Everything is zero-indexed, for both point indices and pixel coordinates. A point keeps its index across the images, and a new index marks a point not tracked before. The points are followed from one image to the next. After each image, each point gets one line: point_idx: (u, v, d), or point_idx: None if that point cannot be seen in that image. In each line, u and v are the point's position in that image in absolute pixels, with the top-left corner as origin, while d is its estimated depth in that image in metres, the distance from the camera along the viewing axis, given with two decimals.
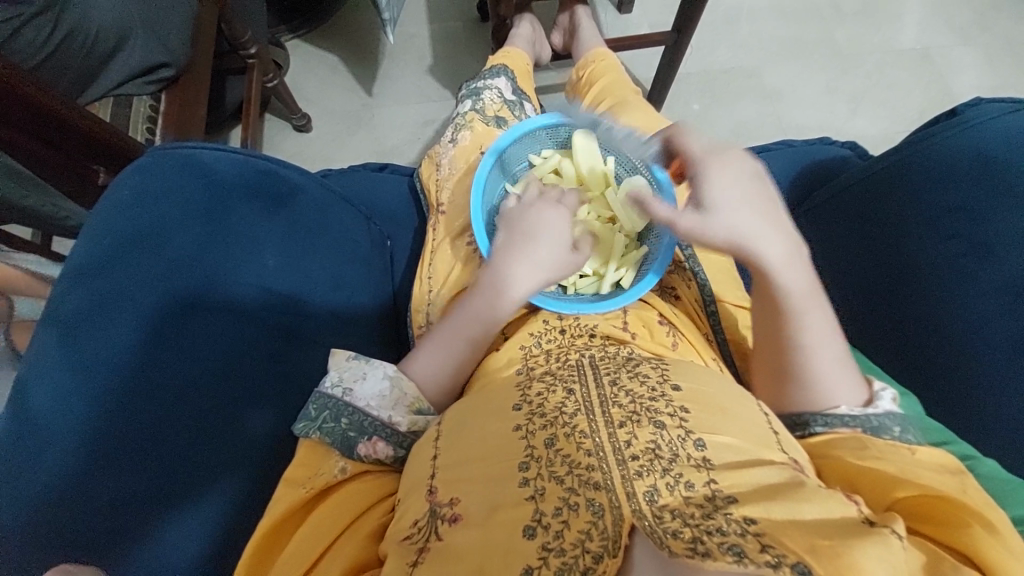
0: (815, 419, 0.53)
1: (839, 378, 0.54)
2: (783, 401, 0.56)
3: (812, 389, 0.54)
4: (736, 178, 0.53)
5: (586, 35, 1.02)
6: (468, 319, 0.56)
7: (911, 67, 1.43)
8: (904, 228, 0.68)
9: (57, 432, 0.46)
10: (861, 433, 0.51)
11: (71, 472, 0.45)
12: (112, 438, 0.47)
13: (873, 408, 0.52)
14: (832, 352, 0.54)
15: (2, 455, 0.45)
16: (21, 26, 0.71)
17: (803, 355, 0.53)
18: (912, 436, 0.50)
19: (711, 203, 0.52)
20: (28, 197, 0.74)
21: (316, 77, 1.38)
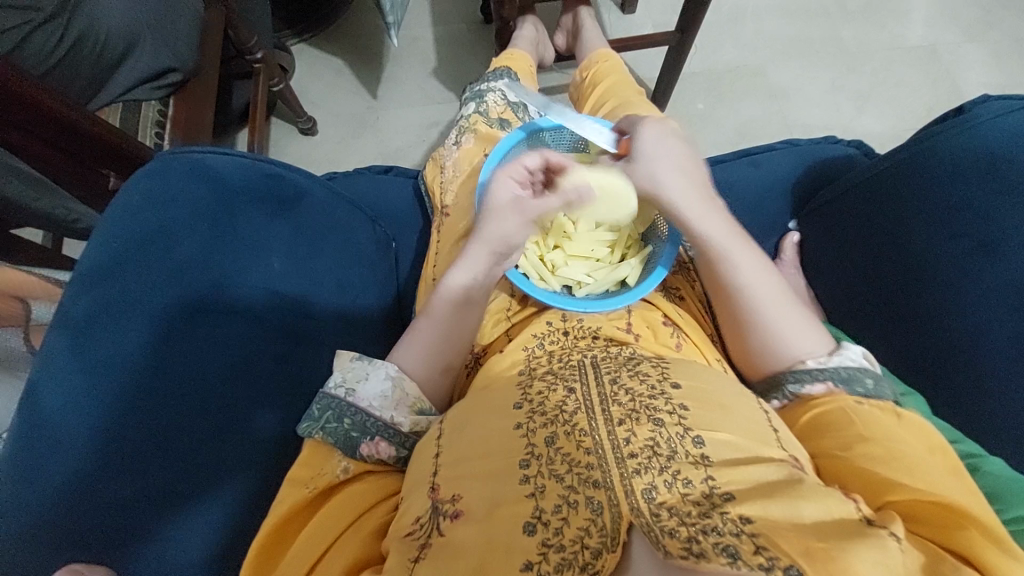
0: (788, 376, 0.54)
1: (793, 329, 0.55)
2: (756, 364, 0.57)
3: (767, 340, 0.56)
4: (651, 135, 0.61)
5: (589, 36, 1.03)
6: (449, 302, 0.58)
7: (919, 64, 1.42)
8: (910, 228, 0.68)
9: (68, 432, 0.47)
10: (836, 389, 0.52)
11: (82, 472, 0.46)
12: (122, 438, 0.48)
13: (838, 358, 0.53)
14: (781, 307, 0.56)
15: (15, 457, 0.46)
16: (32, 32, 0.73)
17: (749, 304, 0.56)
18: (884, 388, 0.52)
19: (637, 148, 0.61)
20: (38, 201, 0.73)
21: (321, 80, 1.39)
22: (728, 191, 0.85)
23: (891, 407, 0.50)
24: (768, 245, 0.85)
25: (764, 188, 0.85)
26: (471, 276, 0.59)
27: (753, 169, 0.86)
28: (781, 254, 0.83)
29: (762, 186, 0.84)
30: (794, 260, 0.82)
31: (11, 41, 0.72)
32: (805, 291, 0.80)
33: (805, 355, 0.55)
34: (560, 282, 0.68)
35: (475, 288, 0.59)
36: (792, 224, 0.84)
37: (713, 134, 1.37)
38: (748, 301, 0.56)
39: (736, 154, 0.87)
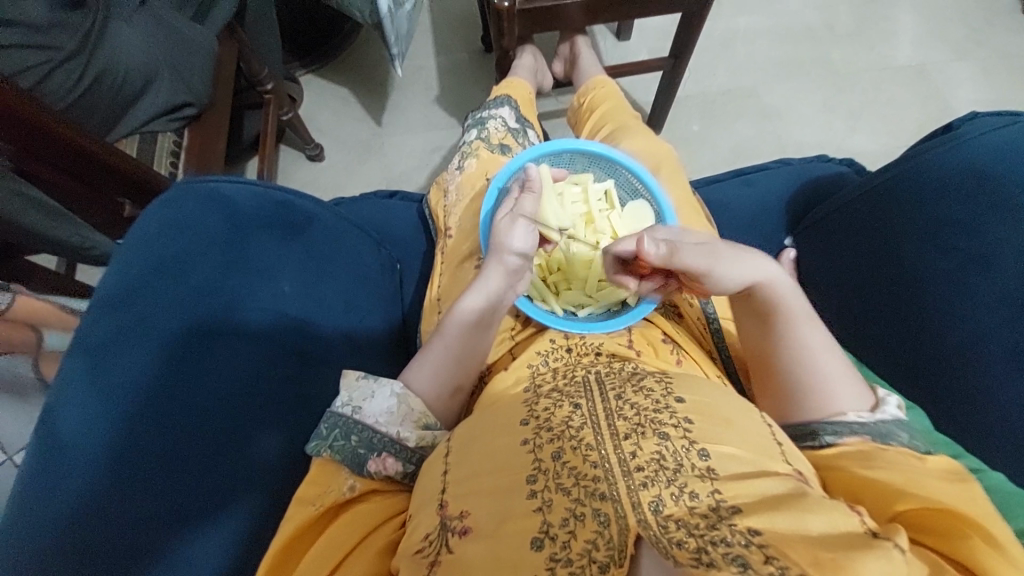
0: (824, 428, 0.53)
1: (843, 374, 0.56)
2: (805, 414, 0.55)
3: (824, 393, 0.55)
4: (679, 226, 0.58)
5: (587, 63, 1.07)
6: (464, 321, 0.58)
7: (908, 83, 1.46)
8: (899, 242, 0.70)
9: (80, 457, 0.48)
10: (870, 442, 0.52)
11: (91, 497, 0.46)
12: (133, 463, 0.48)
13: (879, 415, 0.53)
14: (828, 357, 0.56)
15: (30, 478, 0.47)
16: (52, 71, 0.75)
17: (801, 367, 0.56)
18: (920, 444, 0.52)
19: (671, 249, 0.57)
20: (57, 228, 0.77)
21: (328, 108, 1.44)
22: (724, 209, 0.88)
23: (920, 454, 0.50)
24: None
25: (759, 206, 0.87)
26: (483, 299, 0.59)
27: (748, 189, 0.88)
28: (779, 269, 0.84)
29: (756, 205, 0.87)
30: (792, 276, 0.83)
31: (34, 75, 0.74)
32: None
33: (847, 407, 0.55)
34: (563, 306, 0.67)
35: (487, 312, 0.59)
36: (787, 241, 0.86)
37: (709, 154, 1.41)
38: (802, 362, 0.56)
39: (732, 174, 0.90)
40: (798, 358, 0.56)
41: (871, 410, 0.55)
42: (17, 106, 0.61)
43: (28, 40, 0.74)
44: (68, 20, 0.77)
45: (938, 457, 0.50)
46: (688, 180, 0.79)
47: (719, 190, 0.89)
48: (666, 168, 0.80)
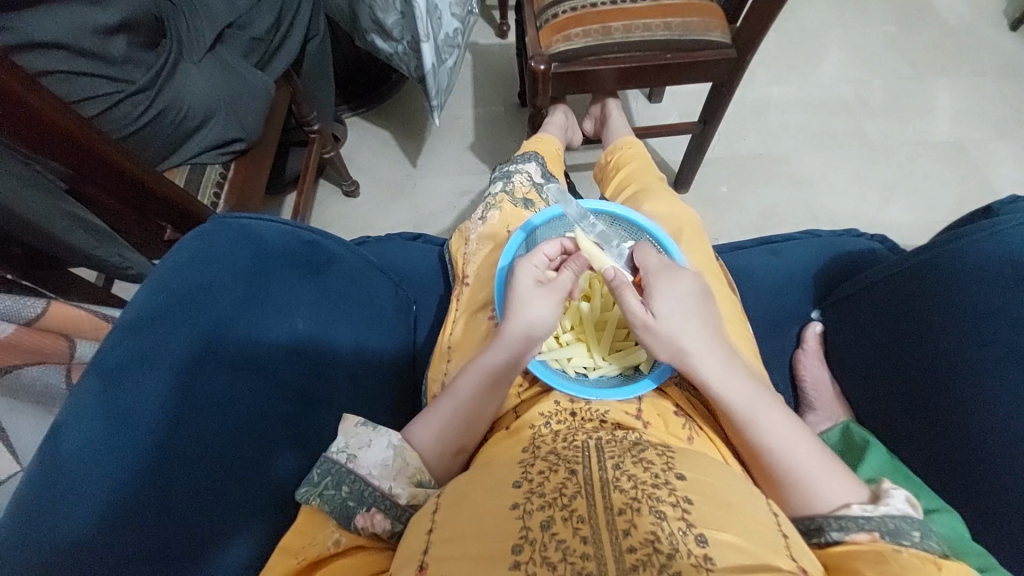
0: (830, 522, 0.50)
1: (831, 471, 0.53)
2: (786, 503, 0.54)
3: (805, 485, 0.52)
4: (677, 291, 0.59)
5: (615, 124, 1.10)
6: (477, 379, 0.57)
7: (945, 160, 1.45)
8: (936, 329, 0.66)
9: (86, 488, 0.45)
10: (881, 539, 0.49)
11: (90, 533, 0.44)
12: (138, 499, 0.46)
13: (883, 508, 0.50)
14: (807, 450, 0.54)
15: (18, 508, 0.44)
16: (119, 103, 0.80)
17: (777, 455, 0.54)
18: (934, 544, 0.48)
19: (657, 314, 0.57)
20: (98, 247, 0.78)
21: (368, 149, 1.52)
22: (748, 276, 0.86)
23: (934, 557, 0.47)
24: (789, 334, 0.84)
25: (784, 276, 0.85)
26: (504, 357, 0.58)
27: (774, 258, 0.87)
28: (804, 343, 0.82)
29: (782, 275, 0.85)
30: (817, 350, 0.81)
31: (100, 105, 0.79)
32: (830, 385, 0.77)
33: (851, 498, 0.52)
34: (575, 367, 0.66)
35: (510, 372, 0.58)
36: (815, 313, 0.84)
37: (736, 216, 1.41)
38: (778, 451, 0.54)
39: (757, 242, 0.90)
40: (774, 446, 0.54)
41: (871, 502, 0.52)
42: (74, 129, 0.66)
43: (103, 72, 0.79)
44: (139, 57, 0.82)
45: (955, 561, 0.47)
46: (710, 245, 0.79)
47: (742, 257, 0.88)
48: (688, 233, 0.79)
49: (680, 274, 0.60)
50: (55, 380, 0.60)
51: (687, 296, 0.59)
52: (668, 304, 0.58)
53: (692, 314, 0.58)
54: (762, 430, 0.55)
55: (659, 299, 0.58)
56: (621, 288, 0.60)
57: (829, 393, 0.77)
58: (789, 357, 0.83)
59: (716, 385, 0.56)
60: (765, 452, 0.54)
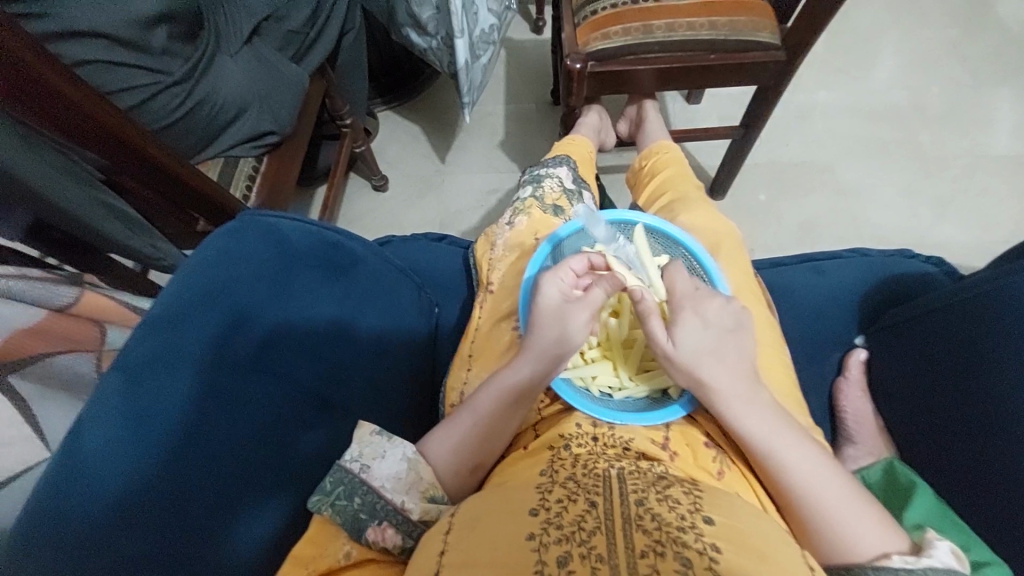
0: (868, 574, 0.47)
1: (870, 521, 0.50)
2: (816, 549, 0.50)
3: (834, 531, 0.49)
4: (706, 321, 0.55)
5: (652, 127, 1.05)
6: (498, 395, 0.56)
7: (1008, 174, 1.34)
8: (994, 365, 0.59)
9: (103, 483, 0.45)
10: None
11: (106, 527, 0.44)
12: (154, 497, 0.46)
13: (926, 560, 0.47)
14: (841, 494, 0.50)
15: (41, 498, 0.44)
16: (157, 94, 0.80)
17: (803, 499, 0.50)
18: None
19: (680, 344, 0.54)
20: (131, 238, 0.79)
21: (398, 143, 1.52)
22: (787, 294, 0.81)
23: None
24: (829, 359, 0.79)
25: (827, 296, 0.80)
26: (529, 372, 0.56)
27: (817, 277, 0.82)
28: (845, 372, 0.77)
29: (825, 295, 0.80)
30: (860, 381, 0.76)
31: (137, 97, 0.80)
32: (872, 418, 0.73)
33: (890, 548, 0.49)
34: (601, 387, 0.63)
35: (532, 391, 0.56)
36: (858, 339, 0.78)
37: (774, 226, 1.34)
38: (802, 495, 0.50)
39: (798, 259, 0.84)
40: (799, 490, 0.50)
41: (912, 553, 0.49)
42: (111, 122, 0.67)
43: (142, 63, 0.79)
44: (178, 49, 0.83)
45: None
46: (750, 261, 0.75)
47: (783, 274, 0.84)
48: (726, 247, 0.75)
49: (711, 303, 0.56)
50: (86, 369, 0.63)
51: (716, 328, 0.55)
52: (693, 335, 0.54)
53: (714, 347, 0.54)
54: (786, 473, 0.51)
55: (681, 330, 0.54)
56: (647, 313, 0.56)
57: (872, 428, 0.73)
58: (828, 383, 0.78)
59: (744, 423, 0.52)
60: (793, 496, 0.51)
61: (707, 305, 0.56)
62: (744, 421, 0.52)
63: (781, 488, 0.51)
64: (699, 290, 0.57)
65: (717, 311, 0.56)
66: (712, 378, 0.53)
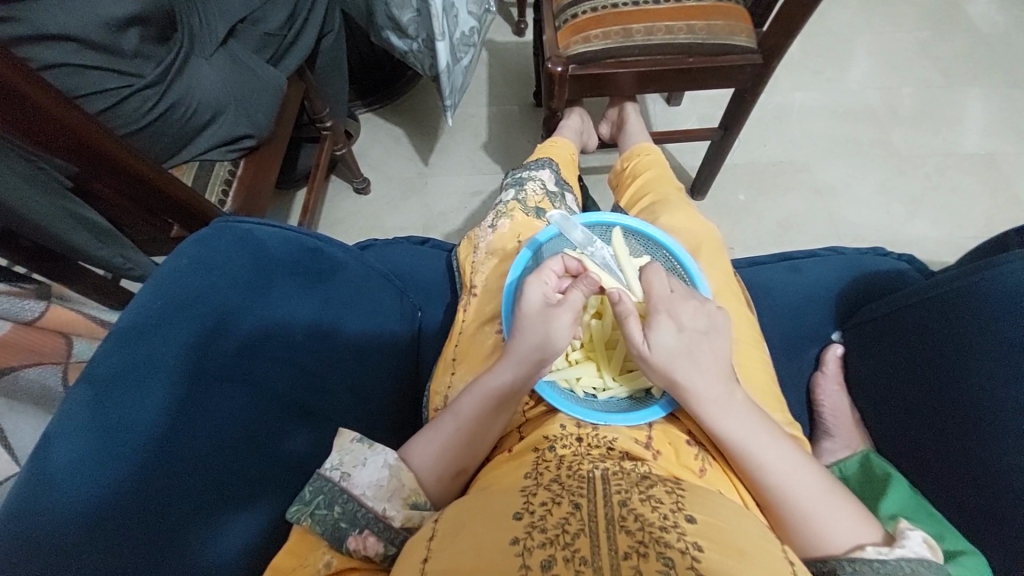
0: (844, 566, 0.48)
1: (845, 514, 0.51)
2: (795, 542, 0.51)
3: (811, 526, 0.50)
4: (682, 323, 0.55)
5: (633, 129, 1.06)
6: (481, 400, 0.55)
7: (975, 173, 1.39)
8: (967, 360, 0.61)
9: (71, 500, 0.43)
10: None
11: (72, 546, 0.42)
12: (124, 513, 0.44)
13: (899, 550, 0.49)
14: (819, 490, 0.51)
15: (3, 520, 0.42)
16: (128, 96, 0.78)
17: (779, 494, 0.51)
18: None
19: (655, 345, 0.54)
20: (102, 248, 0.78)
21: (380, 146, 1.51)
22: (766, 292, 0.83)
23: None
24: (807, 355, 0.80)
25: (804, 294, 0.82)
26: (510, 378, 0.55)
27: (795, 274, 0.83)
28: (822, 366, 0.79)
29: (803, 292, 0.82)
30: (836, 374, 0.78)
31: (108, 101, 0.78)
32: (848, 410, 0.74)
33: (865, 540, 0.50)
34: (585, 389, 0.63)
35: (515, 395, 0.56)
36: (835, 335, 0.80)
37: (754, 225, 1.36)
38: (779, 491, 0.51)
39: (777, 257, 0.86)
40: (775, 486, 0.51)
41: (887, 544, 0.50)
42: (80, 127, 0.65)
43: (112, 66, 0.77)
44: (150, 51, 0.81)
45: None
46: (729, 262, 0.76)
47: (762, 273, 0.85)
48: (706, 249, 0.76)
49: (688, 306, 0.56)
50: (53, 382, 0.60)
51: (692, 329, 0.55)
52: (667, 335, 0.54)
53: (691, 348, 0.54)
54: (763, 470, 0.52)
55: (656, 331, 0.54)
56: (626, 314, 0.56)
57: (848, 421, 0.74)
58: (807, 379, 0.80)
59: (720, 423, 0.53)
60: (770, 491, 0.51)
61: (684, 307, 0.56)
62: (721, 420, 0.53)
63: (759, 485, 0.52)
64: (676, 292, 0.57)
65: (693, 313, 0.56)
66: (687, 378, 0.53)
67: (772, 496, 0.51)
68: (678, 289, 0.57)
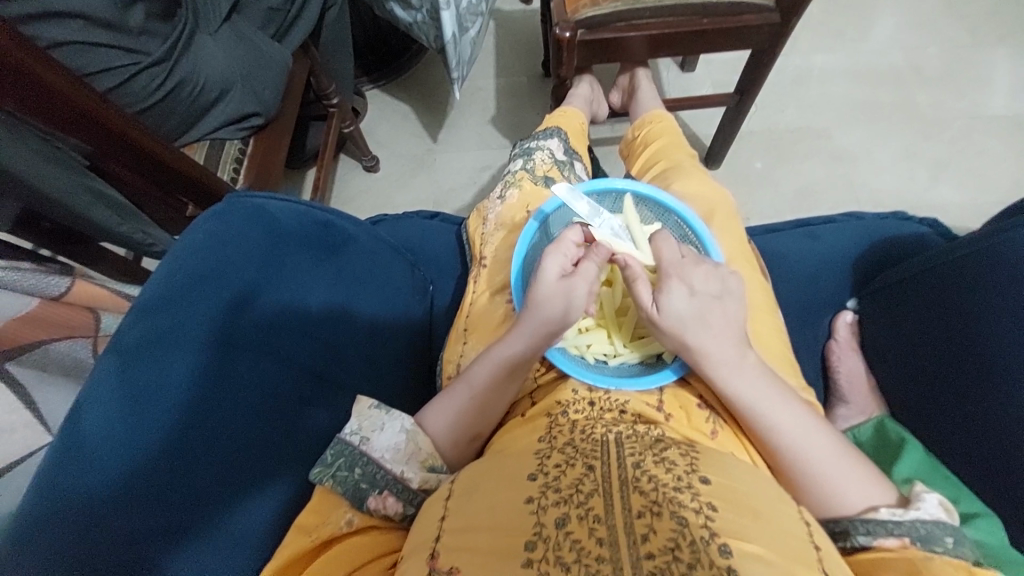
0: (856, 526, 0.49)
1: (858, 475, 0.51)
2: (807, 502, 0.51)
3: (823, 487, 0.50)
4: (693, 287, 0.55)
5: (645, 97, 1.03)
6: (494, 368, 0.56)
7: (1006, 135, 1.32)
8: (990, 323, 0.60)
9: (106, 461, 0.46)
10: (911, 545, 0.47)
11: (109, 502, 0.44)
12: (158, 473, 0.47)
13: (915, 512, 0.49)
14: (832, 452, 0.51)
15: (46, 476, 0.45)
16: (137, 74, 0.79)
17: (789, 456, 0.51)
18: (966, 550, 0.47)
19: (667, 309, 0.54)
20: (120, 225, 0.80)
21: (387, 123, 1.49)
22: (781, 259, 0.82)
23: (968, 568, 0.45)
24: (823, 323, 0.80)
25: (820, 261, 0.80)
26: (522, 347, 0.56)
27: (811, 241, 0.82)
28: (835, 334, 0.78)
29: (819, 260, 0.80)
30: (850, 341, 0.77)
31: (115, 79, 0.78)
32: (865, 377, 0.74)
33: (877, 501, 0.50)
34: (595, 356, 0.63)
35: (527, 362, 0.56)
36: (851, 302, 0.79)
37: (770, 195, 1.33)
38: (790, 452, 0.51)
39: (792, 224, 0.84)
40: (786, 447, 0.51)
41: (900, 506, 0.50)
42: (90, 107, 0.65)
43: (118, 43, 0.77)
44: (156, 28, 0.81)
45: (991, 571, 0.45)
46: (743, 229, 0.75)
47: (777, 240, 0.83)
48: (720, 216, 0.75)
49: (699, 271, 0.56)
50: (84, 353, 0.63)
51: (703, 294, 0.55)
52: (680, 300, 0.54)
53: (702, 314, 0.54)
54: (774, 431, 0.52)
55: (668, 296, 0.54)
56: (633, 278, 0.57)
57: (863, 386, 0.74)
58: (821, 347, 0.79)
59: (733, 386, 0.53)
60: (783, 453, 0.52)
61: (696, 273, 0.56)
62: (733, 383, 0.53)
63: (772, 447, 0.52)
64: (687, 257, 0.57)
65: (704, 277, 0.56)
66: (699, 342, 0.54)
67: (784, 457, 0.52)
68: (688, 255, 0.58)
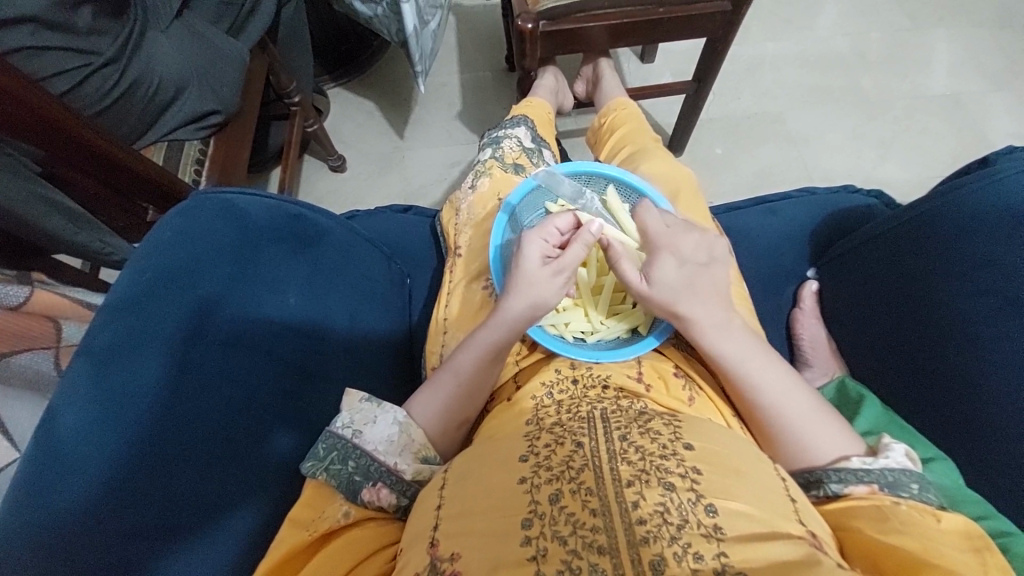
0: (829, 475, 0.52)
1: (829, 428, 0.54)
2: (783, 457, 0.55)
3: (799, 441, 0.54)
4: (681, 256, 0.58)
5: (608, 86, 1.06)
6: (477, 352, 0.57)
7: (941, 114, 1.42)
8: (933, 282, 0.65)
9: (84, 467, 0.45)
10: (880, 491, 0.51)
11: (89, 508, 0.44)
12: (137, 476, 0.46)
13: (883, 461, 0.52)
14: (806, 408, 0.55)
15: (24, 486, 0.44)
16: (88, 76, 0.76)
17: (769, 412, 0.54)
18: (929, 495, 0.50)
19: (656, 280, 0.57)
20: (78, 233, 0.75)
21: (352, 121, 1.47)
22: (744, 236, 0.86)
23: (932, 509, 0.49)
24: (786, 294, 0.84)
25: (780, 236, 0.85)
26: (500, 332, 0.57)
27: (771, 217, 0.86)
28: (800, 302, 0.82)
29: (779, 235, 0.85)
30: (813, 309, 0.81)
31: (69, 81, 0.75)
32: (826, 341, 0.78)
33: (849, 452, 0.54)
34: (573, 333, 0.65)
35: (507, 343, 0.57)
36: (810, 272, 0.84)
37: (731, 178, 1.39)
38: (769, 409, 0.54)
39: (754, 201, 0.88)
40: (766, 404, 0.55)
41: (870, 455, 0.54)
42: (42, 108, 0.63)
43: (68, 44, 0.75)
44: (106, 27, 0.78)
45: (951, 512, 0.49)
46: (707, 207, 0.78)
47: (739, 218, 0.87)
48: (685, 196, 0.78)
49: (686, 240, 0.60)
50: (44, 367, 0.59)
51: (689, 261, 0.58)
52: (669, 269, 0.57)
53: (688, 281, 0.57)
54: (754, 389, 0.55)
55: (657, 268, 0.57)
56: (617, 257, 0.59)
57: (826, 349, 0.78)
58: (786, 317, 0.83)
59: (716, 348, 0.56)
60: (763, 410, 0.55)
61: (684, 240, 0.60)
62: (714, 346, 0.56)
63: (753, 404, 0.55)
64: (674, 228, 0.61)
65: (693, 245, 0.60)
66: (685, 309, 0.56)
67: (764, 414, 0.55)
68: (677, 225, 0.61)
